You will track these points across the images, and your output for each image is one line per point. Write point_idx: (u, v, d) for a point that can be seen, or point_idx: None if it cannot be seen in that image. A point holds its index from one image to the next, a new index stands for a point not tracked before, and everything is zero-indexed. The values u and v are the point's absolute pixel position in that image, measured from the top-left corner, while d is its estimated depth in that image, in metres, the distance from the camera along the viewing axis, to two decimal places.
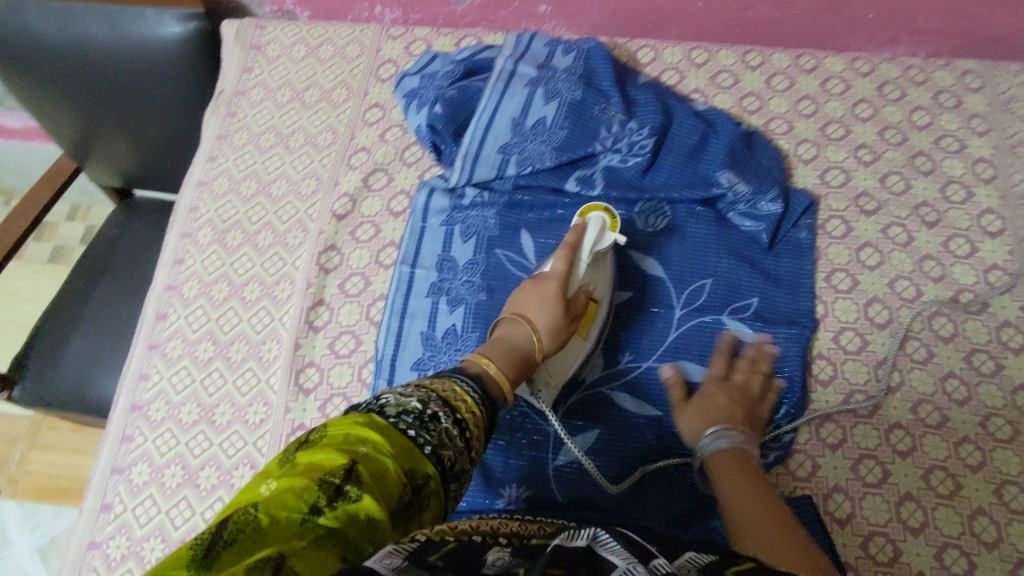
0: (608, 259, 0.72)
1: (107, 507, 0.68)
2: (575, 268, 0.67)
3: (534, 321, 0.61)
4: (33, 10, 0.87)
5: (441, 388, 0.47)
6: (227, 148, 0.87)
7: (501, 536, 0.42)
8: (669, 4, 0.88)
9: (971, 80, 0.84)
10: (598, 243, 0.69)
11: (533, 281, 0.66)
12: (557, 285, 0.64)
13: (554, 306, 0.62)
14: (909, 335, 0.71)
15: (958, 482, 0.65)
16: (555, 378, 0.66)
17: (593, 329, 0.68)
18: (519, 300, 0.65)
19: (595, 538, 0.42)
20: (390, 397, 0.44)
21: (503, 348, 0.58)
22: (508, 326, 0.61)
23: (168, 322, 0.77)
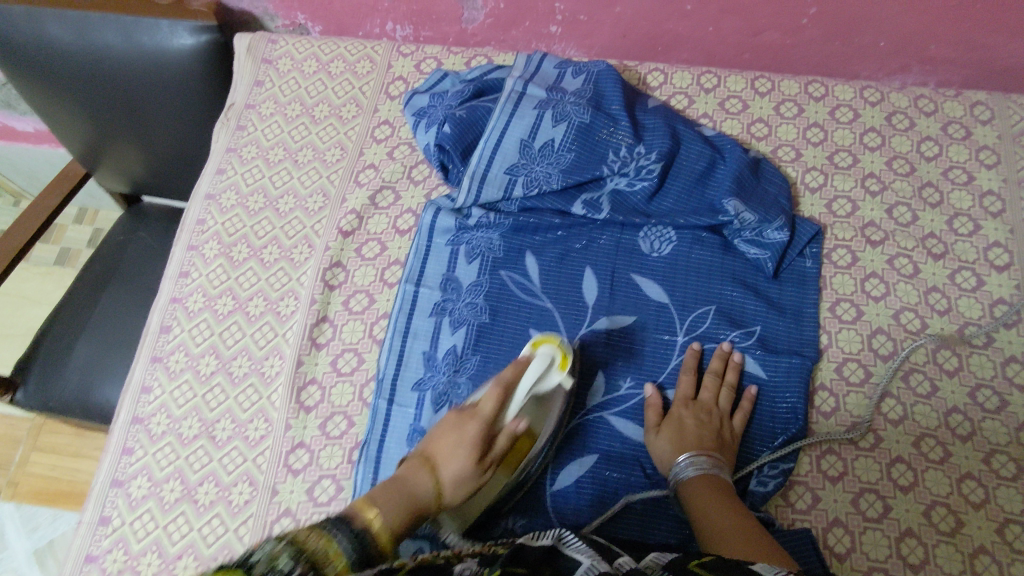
0: (558, 399, 0.67)
1: (105, 520, 0.68)
2: (503, 413, 0.63)
3: (437, 467, 0.59)
4: (47, 15, 0.87)
5: (311, 538, 0.45)
6: (236, 161, 0.87)
7: (470, 552, 0.47)
8: (680, 28, 0.88)
9: (981, 112, 0.84)
10: (541, 383, 0.65)
11: (458, 413, 0.63)
12: (478, 427, 0.60)
13: (466, 456, 0.59)
14: (913, 368, 0.71)
15: (959, 519, 0.64)
16: (467, 512, 0.63)
17: (518, 470, 0.65)
18: (435, 440, 0.61)
19: (561, 537, 0.49)
20: (264, 551, 0.42)
21: (400, 496, 0.55)
22: (412, 471, 0.58)
23: (171, 335, 0.77)
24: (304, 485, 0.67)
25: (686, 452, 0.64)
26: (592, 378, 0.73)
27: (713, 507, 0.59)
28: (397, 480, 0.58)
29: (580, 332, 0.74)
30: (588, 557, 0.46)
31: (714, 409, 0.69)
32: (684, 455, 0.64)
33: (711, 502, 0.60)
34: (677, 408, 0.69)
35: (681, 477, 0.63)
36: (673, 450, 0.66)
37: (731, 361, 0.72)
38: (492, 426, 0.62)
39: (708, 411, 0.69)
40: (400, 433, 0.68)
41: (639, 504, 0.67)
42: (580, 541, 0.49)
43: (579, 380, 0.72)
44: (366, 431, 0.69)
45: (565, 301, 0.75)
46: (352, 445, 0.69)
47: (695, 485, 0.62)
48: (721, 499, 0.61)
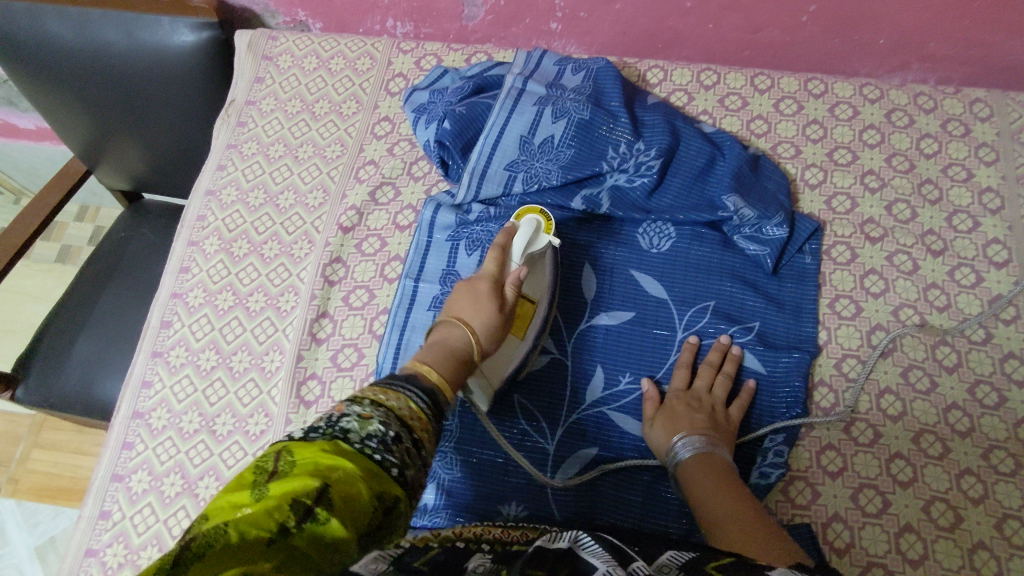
0: (547, 260, 0.72)
1: (105, 514, 0.68)
2: (506, 268, 0.67)
3: (468, 323, 0.61)
4: (48, 13, 0.88)
5: (374, 391, 0.47)
6: (236, 157, 0.87)
7: (484, 543, 0.45)
8: (680, 25, 0.88)
9: (980, 109, 0.84)
10: (531, 246, 0.69)
11: (465, 283, 0.65)
12: (488, 282, 0.64)
13: (487, 308, 0.62)
14: (913, 365, 0.71)
15: (958, 514, 0.64)
16: (490, 377, 0.66)
17: (528, 333, 0.69)
18: (451, 305, 0.64)
19: (578, 539, 0.45)
20: (357, 411, 0.44)
21: (439, 351, 0.57)
22: (443, 330, 0.60)
23: (172, 330, 0.77)
24: None
25: (680, 434, 0.65)
26: (591, 371, 0.73)
27: (711, 487, 0.59)
28: (434, 346, 0.58)
29: (580, 326, 0.75)
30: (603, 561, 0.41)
31: (707, 395, 0.69)
32: (679, 440, 0.65)
33: (711, 481, 0.60)
34: (671, 399, 0.70)
35: (679, 461, 0.64)
36: (669, 441, 0.66)
37: (729, 353, 0.72)
38: (499, 278, 0.65)
39: (700, 397, 0.69)
40: None
41: (639, 495, 0.68)
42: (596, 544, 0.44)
43: (578, 373, 0.72)
44: None
45: (564, 297, 0.76)
46: None
47: (693, 466, 0.62)
48: (714, 477, 0.60)
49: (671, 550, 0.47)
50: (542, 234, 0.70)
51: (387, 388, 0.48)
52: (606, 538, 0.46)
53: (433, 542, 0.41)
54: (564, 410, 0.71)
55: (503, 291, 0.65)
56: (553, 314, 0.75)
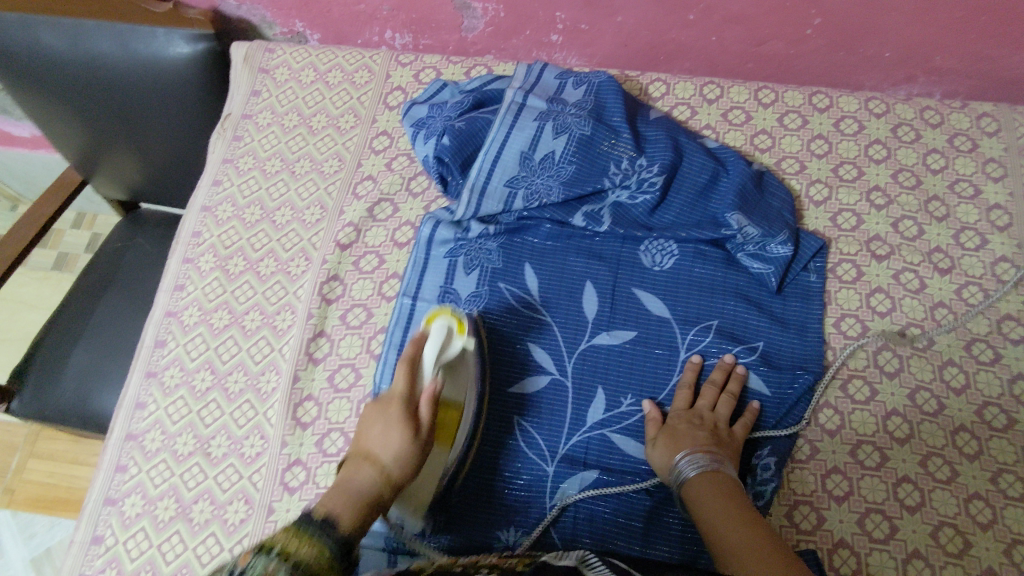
0: (468, 362, 0.68)
1: (98, 539, 0.67)
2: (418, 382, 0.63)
3: (374, 459, 0.59)
4: (42, 24, 0.86)
5: (284, 540, 0.47)
6: (232, 172, 0.86)
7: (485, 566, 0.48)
8: (682, 38, 0.87)
9: (987, 124, 0.83)
10: (444, 353, 0.64)
11: (377, 404, 0.63)
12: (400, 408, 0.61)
13: (399, 436, 0.60)
14: (919, 386, 0.70)
15: (967, 540, 0.63)
16: (417, 501, 0.65)
17: (456, 441, 0.67)
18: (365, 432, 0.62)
19: (584, 559, 0.48)
20: (256, 566, 0.43)
21: (348, 498, 0.55)
22: (350, 472, 0.59)
23: (167, 349, 0.76)
24: (299, 504, 0.66)
25: (682, 455, 0.64)
26: (592, 393, 0.71)
27: (719, 510, 0.58)
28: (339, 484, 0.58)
29: (580, 347, 0.73)
30: None
31: (710, 414, 0.68)
32: (682, 460, 0.64)
33: (716, 504, 0.59)
34: (674, 419, 0.68)
35: (685, 482, 0.63)
36: (671, 463, 0.65)
37: (734, 373, 0.71)
38: (411, 397, 0.62)
39: (702, 416, 0.68)
40: None
41: (642, 520, 0.66)
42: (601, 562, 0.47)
43: (578, 395, 0.71)
44: None
45: (564, 316, 0.74)
46: None
47: (698, 487, 0.61)
48: (719, 499, 0.59)
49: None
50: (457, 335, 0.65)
51: (299, 533, 0.48)
52: (617, 561, 0.48)
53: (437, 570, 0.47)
54: (564, 433, 0.70)
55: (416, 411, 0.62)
56: (552, 333, 0.74)
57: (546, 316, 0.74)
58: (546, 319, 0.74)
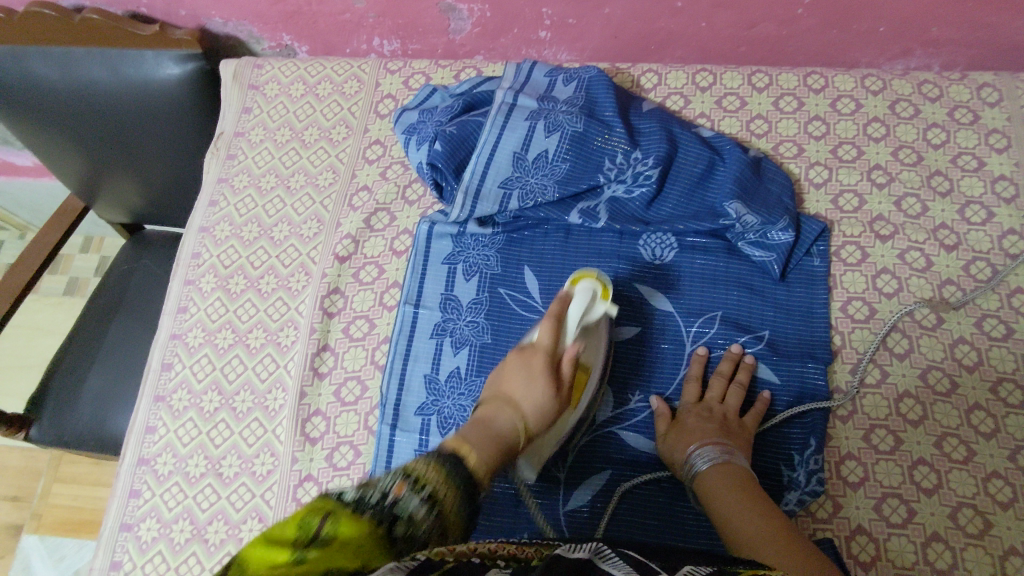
0: (602, 328, 0.69)
1: (117, 565, 0.68)
2: (562, 338, 0.65)
3: (517, 407, 0.60)
4: (34, 54, 0.87)
5: (433, 476, 0.45)
6: (228, 191, 0.86)
7: (501, 559, 0.42)
8: (672, 26, 0.86)
9: (988, 94, 0.81)
10: (587, 316, 0.65)
11: (519, 353, 0.65)
12: (545, 359, 0.63)
13: (542, 385, 0.62)
14: (931, 366, 0.69)
15: (987, 520, 0.62)
16: (542, 453, 0.65)
17: (583, 401, 0.66)
18: (506, 378, 0.63)
19: (599, 551, 0.44)
20: (408, 504, 0.42)
21: (486, 433, 0.56)
22: (492, 412, 0.60)
23: (173, 372, 0.76)
24: None
25: (694, 444, 0.63)
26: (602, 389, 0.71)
27: (731, 502, 0.58)
28: (482, 424, 0.58)
29: None
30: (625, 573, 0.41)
31: (719, 406, 0.68)
32: (694, 450, 0.63)
33: (728, 494, 0.59)
34: (684, 414, 0.68)
35: (694, 475, 0.63)
36: (683, 455, 0.64)
37: (742, 363, 0.70)
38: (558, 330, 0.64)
39: (711, 408, 0.67)
40: (406, 458, 0.68)
41: (656, 518, 0.66)
42: (619, 557, 0.43)
43: None
44: (372, 461, 0.68)
45: None
46: (359, 475, 0.69)
47: (710, 477, 0.61)
48: (731, 491, 0.59)
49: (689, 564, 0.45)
50: (601, 301, 0.66)
51: (446, 477, 0.47)
52: (631, 553, 0.44)
53: (447, 556, 0.39)
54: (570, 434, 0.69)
55: (558, 365, 0.64)
56: None
57: None
58: None
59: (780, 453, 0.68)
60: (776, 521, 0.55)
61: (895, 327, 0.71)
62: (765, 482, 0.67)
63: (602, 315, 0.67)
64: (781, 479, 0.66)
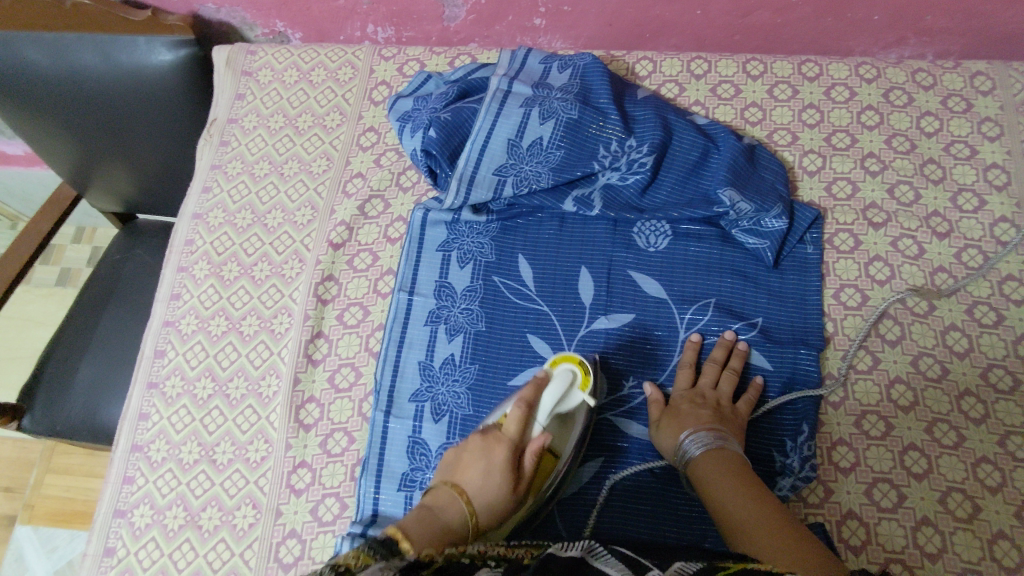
0: (579, 418, 0.66)
1: (110, 551, 0.68)
2: (530, 428, 0.62)
3: (466, 491, 0.57)
4: (22, 40, 0.85)
5: (353, 561, 0.45)
6: (221, 178, 0.86)
7: (492, 559, 0.45)
8: (667, 13, 0.85)
9: (981, 82, 0.81)
10: (562, 404, 0.63)
11: (482, 436, 0.61)
12: (507, 452, 0.59)
13: (500, 482, 0.58)
14: (922, 353, 0.69)
15: (976, 504, 0.63)
16: (493, 545, 0.60)
17: (546, 488, 0.64)
18: (460, 461, 0.60)
19: (591, 549, 0.46)
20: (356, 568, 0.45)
21: (433, 530, 0.53)
22: (443, 501, 0.57)
23: (166, 359, 0.76)
24: (307, 505, 0.67)
25: (688, 430, 0.63)
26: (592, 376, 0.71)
27: (724, 488, 0.58)
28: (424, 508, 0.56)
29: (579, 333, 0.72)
30: (615, 570, 0.43)
31: (712, 391, 0.68)
32: (688, 435, 0.63)
33: (722, 480, 0.59)
34: (678, 400, 0.68)
35: (687, 460, 0.63)
36: (677, 440, 0.64)
37: (735, 349, 0.70)
38: (520, 439, 0.61)
39: (705, 394, 0.68)
40: (400, 444, 0.68)
41: (648, 503, 0.66)
42: (609, 553, 0.45)
43: None
44: (366, 447, 0.68)
45: (561, 304, 0.74)
46: (354, 461, 0.69)
47: (704, 463, 0.61)
48: (724, 477, 0.59)
49: (680, 563, 0.46)
50: (579, 389, 0.64)
51: (366, 558, 0.47)
52: (620, 549, 0.46)
53: (438, 558, 0.43)
54: None
55: (521, 459, 0.60)
56: (550, 323, 0.73)
57: (543, 305, 0.74)
58: (543, 309, 0.74)
59: (773, 438, 0.68)
60: (768, 508, 0.55)
61: (887, 314, 0.71)
62: (757, 467, 0.67)
63: (579, 404, 0.65)
64: (773, 464, 0.67)
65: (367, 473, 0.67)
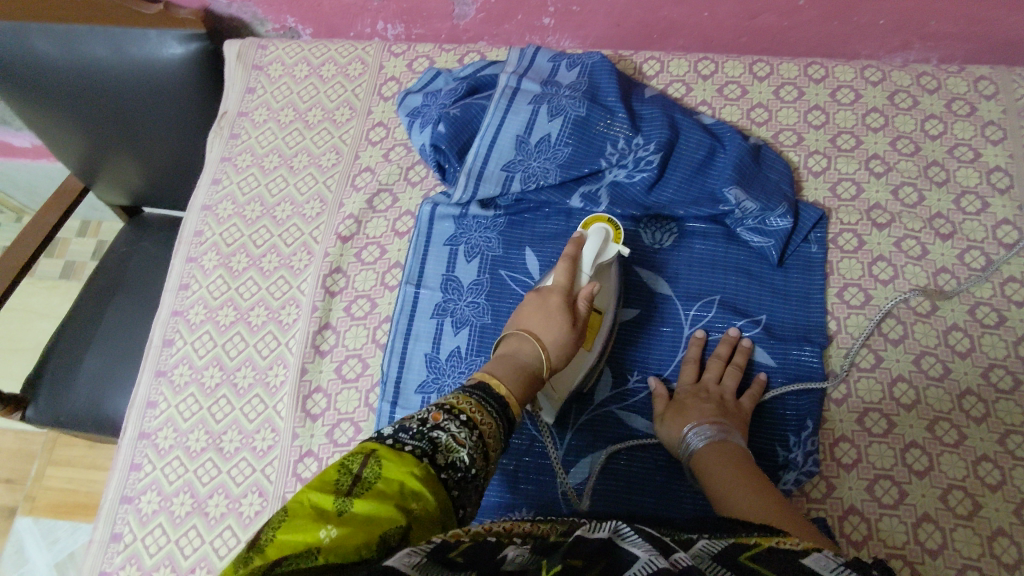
0: (611, 270, 0.71)
1: (117, 536, 0.68)
2: (575, 279, 0.66)
3: (540, 338, 0.61)
4: (36, 30, 0.86)
5: (467, 405, 0.50)
6: (231, 170, 0.87)
7: (517, 537, 0.42)
8: (675, 14, 0.86)
9: (985, 87, 0.82)
10: (600, 257, 0.68)
11: (536, 292, 0.65)
12: (560, 297, 0.63)
13: (560, 323, 0.61)
14: (924, 352, 0.70)
15: (977, 502, 0.63)
16: (561, 390, 0.67)
17: (595, 343, 0.68)
18: (523, 316, 0.63)
19: (618, 530, 0.43)
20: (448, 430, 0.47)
21: (510, 368, 0.57)
22: (514, 343, 0.60)
23: (174, 349, 0.77)
24: None
25: (688, 423, 0.64)
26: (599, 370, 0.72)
27: (728, 478, 0.59)
28: (503, 358, 0.59)
29: None
30: (647, 552, 0.39)
31: (716, 386, 0.69)
32: (689, 429, 0.64)
33: (725, 470, 0.60)
34: (681, 394, 0.69)
35: (692, 452, 0.63)
36: (680, 433, 0.65)
37: (740, 346, 0.71)
38: (570, 291, 0.65)
39: (708, 389, 0.68)
40: None
41: (651, 495, 0.67)
42: (636, 534, 0.42)
43: None
44: (373, 437, 0.69)
45: None
46: None
47: (706, 455, 0.62)
48: (728, 467, 0.60)
49: (704, 540, 0.45)
50: (610, 244, 0.69)
51: (479, 405, 0.51)
52: (648, 529, 0.43)
53: (464, 537, 0.39)
54: (570, 412, 0.71)
55: (574, 305, 0.64)
56: None
57: None
58: None
59: (776, 432, 0.69)
60: (774, 498, 0.56)
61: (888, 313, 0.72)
62: (760, 460, 0.68)
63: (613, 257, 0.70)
64: (776, 459, 0.68)
65: None
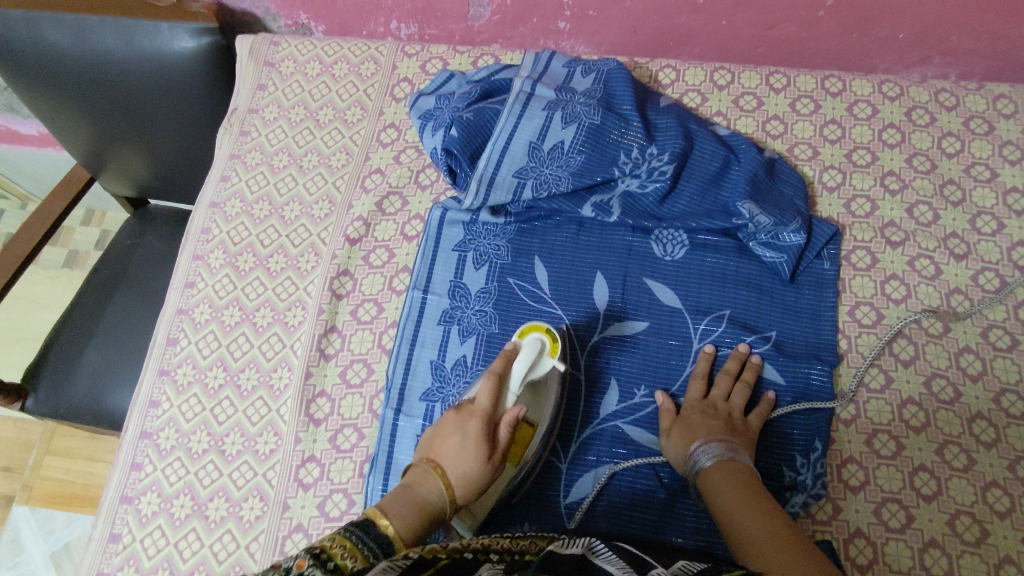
0: (552, 386, 0.67)
1: (116, 537, 0.68)
2: (501, 404, 0.62)
3: (443, 469, 0.57)
4: (45, 19, 0.85)
5: (338, 550, 0.44)
6: (240, 168, 0.86)
7: (493, 553, 0.43)
8: (692, 22, 0.85)
9: (1004, 106, 0.81)
10: (533, 371, 0.64)
11: (457, 412, 0.61)
12: (480, 423, 0.59)
13: (474, 457, 0.57)
14: (936, 374, 0.69)
15: (985, 528, 0.63)
16: (477, 514, 0.63)
17: (525, 459, 0.64)
18: (437, 440, 0.59)
19: (590, 548, 0.45)
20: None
21: (409, 503, 0.54)
22: (416, 475, 0.57)
23: (178, 348, 0.76)
24: (314, 500, 0.67)
25: (695, 441, 0.64)
26: (605, 387, 0.71)
27: (734, 499, 0.58)
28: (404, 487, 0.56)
29: (593, 339, 0.73)
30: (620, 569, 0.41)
31: (724, 403, 0.68)
32: (696, 448, 0.63)
33: (731, 491, 0.59)
34: (687, 410, 0.68)
35: (699, 470, 0.63)
36: (685, 451, 0.64)
37: (749, 362, 0.70)
38: (492, 415, 0.60)
39: (716, 406, 0.68)
40: (409, 442, 0.68)
41: (656, 512, 0.66)
42: (612, 552, 0.44)
43: (592, 388, 0.71)
44: (375, 443, 0.68)
45: (576, 310, 0.74)
46: (363, 457, 0.68)
47: (712, 474, 0.61)
48: (734, 487, 0.59)
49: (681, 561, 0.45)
50: (548, 357, 0.64)
51: (354, 546, 0.46)
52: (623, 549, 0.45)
53: (440, 554, 0.41)
54: (578, 425, 0.70)
55: (495, 431, 0.60)
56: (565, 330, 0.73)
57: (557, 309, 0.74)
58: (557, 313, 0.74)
59: (783, 452, 0.68)
60: (776, 517, 0.55)
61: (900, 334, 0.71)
62: (766, 480, 0.67)
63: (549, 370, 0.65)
64: (783, 480, 0.67)
65: (374, 470, 0.66)
